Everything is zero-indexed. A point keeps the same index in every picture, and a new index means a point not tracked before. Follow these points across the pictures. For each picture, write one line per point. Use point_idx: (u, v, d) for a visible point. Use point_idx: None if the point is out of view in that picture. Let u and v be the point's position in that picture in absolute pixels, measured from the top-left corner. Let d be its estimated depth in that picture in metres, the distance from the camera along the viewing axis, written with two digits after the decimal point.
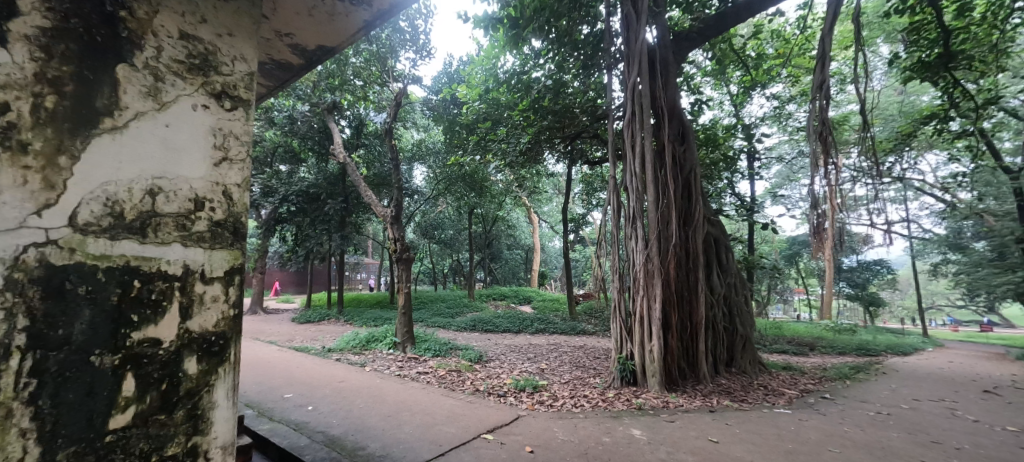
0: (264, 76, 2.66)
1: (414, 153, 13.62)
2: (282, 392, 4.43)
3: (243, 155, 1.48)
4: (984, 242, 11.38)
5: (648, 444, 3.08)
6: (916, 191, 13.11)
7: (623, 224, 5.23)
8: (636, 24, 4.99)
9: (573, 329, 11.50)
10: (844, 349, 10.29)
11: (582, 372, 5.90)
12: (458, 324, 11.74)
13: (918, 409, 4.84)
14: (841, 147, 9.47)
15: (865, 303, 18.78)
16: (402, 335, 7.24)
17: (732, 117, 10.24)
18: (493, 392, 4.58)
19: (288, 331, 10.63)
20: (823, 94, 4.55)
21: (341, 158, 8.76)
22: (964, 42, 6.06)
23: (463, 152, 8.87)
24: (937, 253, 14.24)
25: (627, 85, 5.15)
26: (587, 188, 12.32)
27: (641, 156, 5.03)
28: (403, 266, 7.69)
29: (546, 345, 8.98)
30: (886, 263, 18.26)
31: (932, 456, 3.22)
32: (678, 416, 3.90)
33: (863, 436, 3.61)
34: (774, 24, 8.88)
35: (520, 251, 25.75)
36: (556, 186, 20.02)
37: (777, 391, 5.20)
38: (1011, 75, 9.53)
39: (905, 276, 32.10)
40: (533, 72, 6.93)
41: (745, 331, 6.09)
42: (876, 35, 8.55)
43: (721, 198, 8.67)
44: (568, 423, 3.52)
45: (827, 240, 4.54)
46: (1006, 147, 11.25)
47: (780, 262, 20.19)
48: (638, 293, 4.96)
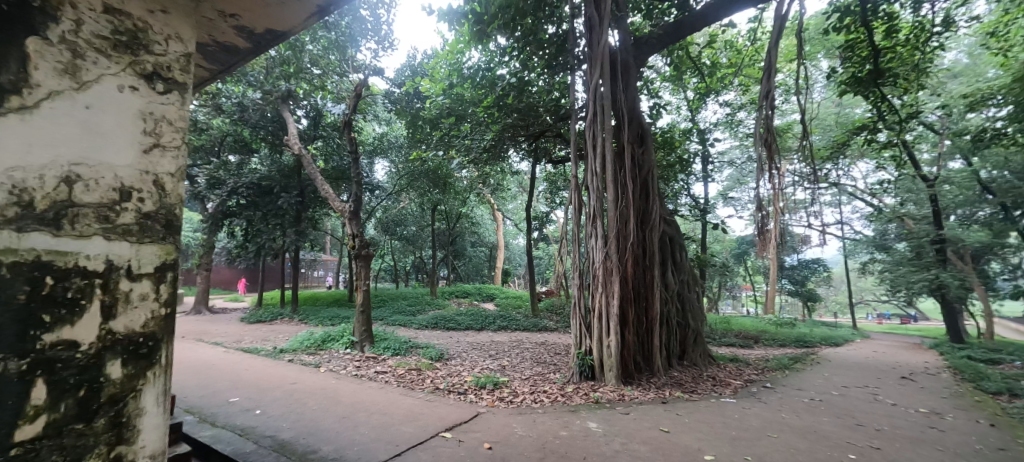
0: (207, 59, 2.48)
1: (375, 147, 13.24)
2: (227, 396, 4.18)
3: (178, 141, 1.39)
4: (905, 244, 12.66)
5: (603, 436, 3.17)
6: (849, 196, 14.28)
7: (584, 223, 5.32)
8: (600, 26, 5.10)
9: (535, 326, 11.61)
10: (784, 342, 11.04)
11: (542, 368, 5.98)
12: (420, 322, 11.56)
13: (846, 395, 5.28)
14: (784, 154, 10.12)
15: (803, 299, 20.31)
16: (359, 334, 7.05)
17: (688, 122, 10.68)
18: (453, 390, 4.54)
19: (236, 331, 10.03)
20: (768, 103, 4.86)
21: (295, 149, 8.34)
22: (891, 60, 6.66)
23: (426, 147, 8.72)
24: (865, 253, 15.61)
25: (589, 86, 5.24)
26: (550, 187, 12.48)
27: (602, 155, 5.14)
28: (361, 263, 7.42)
29: (508, 342, 9.01)
30: (823, 262, 19.83)
31: (857, 438, 3.53)
32: (633, 408, 4.04)
33: (799, 421, 3.90)
34: (727, 35, 9.32)
35: (484, 249, 25.65)
36: (521, 184, 20.13)
37: (723, 382, 5.52)
38: (930, 92, 10.55)
39: (839, 275, 34.87)
40: (498, 69, 6.92)
41: (697, 326, 6.39)
42: (817, 51, 9.20)
43: (677, 200, 9.03)
44: (527, 419, 3.56)
45: (771, 241, 4.84)
46: (924, 158, 12.47)
47: (731, 261, 21.42)
48: (597, 290, 5.08)
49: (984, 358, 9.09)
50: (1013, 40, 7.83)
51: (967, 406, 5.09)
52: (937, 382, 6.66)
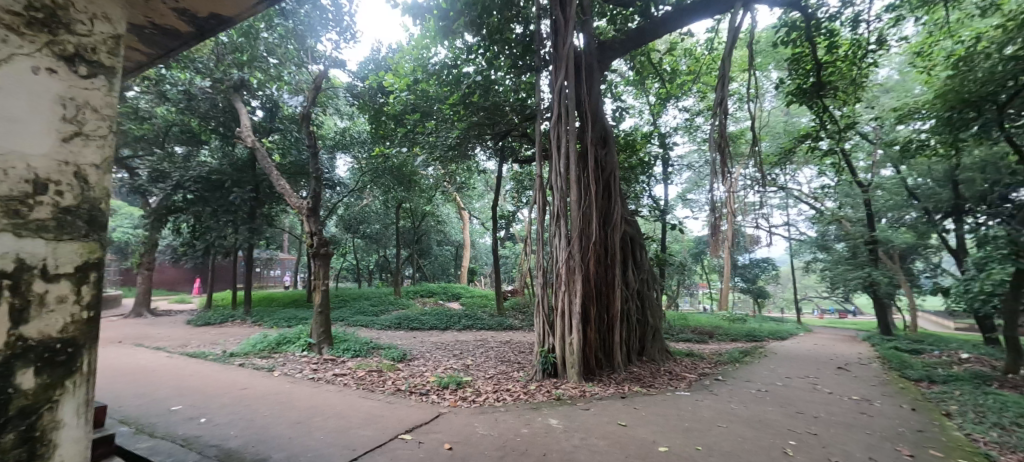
0: (143, 42, 2.31)
1: (337, 142, 12.80)
2: (168, 404, 3.90)
3: (103, 130, 1.30)
4: (842, 244, 13.75)
5: (564, 432, 3.22)
6: (795, 200, 15.26)
7: (548, 222, 5.38)
8: (565, 29, 5.17)
9: (500, 325, 11.62)
10: (736, 336, 11.64)
11: (506, 366, 6.01)
12: (382, 322, 11.27)
13: (790, 385, 5.65)
14: (737, 159, 10.67)
15: (754, 296, 21.54)
16: (317, 335, 6.83)
17: (650, 125, 11.04)
18: (415, 391, 4.47)
19: (181, 334, 9.38)
20: (723, 110, 5.10)
21: (248, 142, 7.90)
22: (832, 74, 7.15)
23: (390, 143, 8.51)
24: (809, 252, 16.79)
25: (555, 87, 5.30)
26: (517, 186, 12.52)
27: (566, 156, 5.22)
28: (319, 262, 7.15)
29: (473, 341, 8.97)
30: (771, 261, 21.11)
31: (797, 425, 3.79)
32: (593, 403, 4.14)
33: (746, 411, 4.13)
34: (686, 43, 9.71)
35: (450, 248, 25.40)
36: (488, 183, 20.10)
37: (679, 375, 5.77)
38: (866, 105, 11.46)
39: (786, 273, 37.25)
40: (464, 67, 6.83)
41: (656, 322, 6.62)
42: (768, 62, 9.76)
43: (639, 201, 9.32)
44: (489, 418, 3.56)
45: (723, 241, 5.10)
46: (860, 166, 13.53)
47: (689, 260, 22.39)
48: (560, 289, 5.15)
49: (908, 348, 9.99)
50: (934, 60, 8.63)
51: (893, 393, 5.57)
52: (868, 372, 7.25)
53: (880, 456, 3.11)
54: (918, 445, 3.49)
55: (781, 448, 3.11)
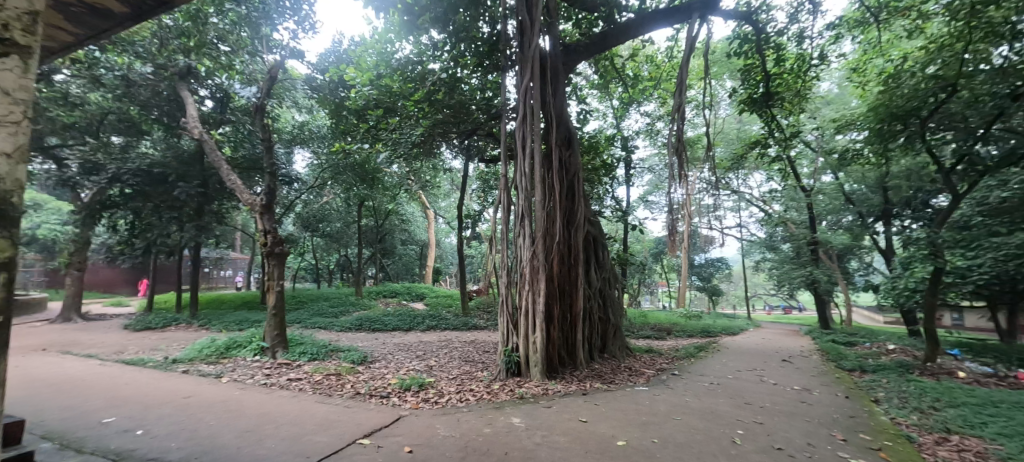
0: (70, 22, 2.16)
1: (294, 136, 12.28)
2: (99, 417, 3.58)
3: (16, 115, 1.18)
4: (788, 244, 14.81)
5: (526, 430, 3.25)
6: (746, 203, 16.16)
7: (513, 222, 5.40)
8: (531, 30, 5.22)
9: (464, 325, 11.56)
10: (692, 333, 12.19)
11: (470, 366, 5.98)
12: (342, 324, 10.91)
13: (739, 378, 5.98)
14: (694, 163, 11.16)
15: (709, 294, 22.64)
16: (271, 338, 6.52)
17: (613, 128, 11.33)
18: (375, 394, 4.36)
19: (116, 340, 8.66)
20: (680, 116, 5.31)
21: (195, 133, 7.39)
22: (779, 85, 7.60)
23: (351, 139, 8.22)
24: (758, 253, 17.88)
25: (520, 88, 5.33)
26: (483, 185, 12.48)
27: (530, 156, 5.26)
28: (274, 262, 6.82)
29: (436, 342, 8.85)
30: (725, 261, 22.26)
31: (745, 415, 4.01)
32: (555, 401, 4.20)
33: (699, 403, 4.33)
34: (647, 50, 10.05)
35: (414, 247, 24.93)
36: (453, 181, 19.91)
37: (638, 371, 5.96)
38: (809, 115, 12.34)
39: (739, 272, 39.44)
40: (429, 64, 6.77)
41: (617, 320, 6.82)
42: (722, 72, 10.29)
43: (602, 202, 9.55)
44: (451, 419, 3.52)
45: (680, 241, 5.31)
46: (804, 172, 14.52)
47: (649, 259, 23.19)
48: (524, 288, 5.17)
49: (844, 341, 10.84)
50: (868, 76, 9.35)
51: (830, 382, 6.03)
52: (808, 363, 7.81)
53: (817, 441, 3.36)
54: (850, 429, 3.79)
55: (730, 438, 3.28)
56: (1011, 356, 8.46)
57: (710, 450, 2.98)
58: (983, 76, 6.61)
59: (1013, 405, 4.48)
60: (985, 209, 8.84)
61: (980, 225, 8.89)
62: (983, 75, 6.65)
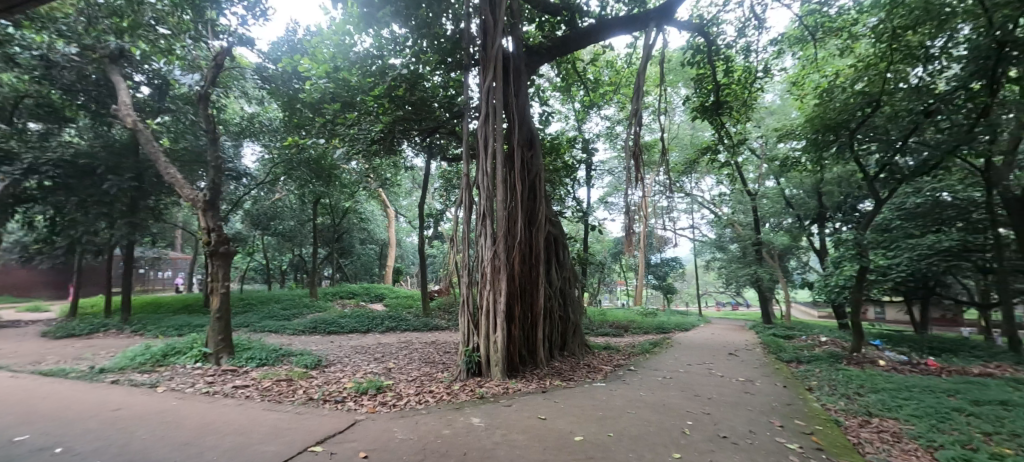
0: None
1: (243, 128, 11.59)
2: (8, 435, 3.19)
3: None
4: (735, 245, 15.78)
5: (485, 430, 3.25)
6: (699, 205, 17.02)
7: (474, 222, 5.36)
8: (494, 30, 5.24)
9: (425, 325, 11.38)
10: (648, 329, 12.68)
11: (430, 368, 5.90)
12: (295, 326, 10.42)
13: (690, 371, 6.30)
14: (651, 167, 11.61)
15: (663, 292, 23.66)
16: (214, 343, 6.13)
17: (574, 130, 11.56)
18: (329, 400, 4.20)
19: (31, 349, 7.78)
20: (637, 120, 5.50)
21: (127, 121, 6.78)
22: (727, 95, 8.04)
23: (305, 133, 7.85)
24: (709, 252, 18.91)
25: (482, 87, 5.33)
26: (445, 184, 12.33)
27: (492, 155, 5.27)
28: (218, 262, 6.39)
29: (395, 344, 8.66)
30: (679, 260, 23.33)
31: (694, 406, 4.23)
32: (515, 400, 4.23)
33: (652, 397, 4.51)
34: (608, 55, 10.33)
35: (374, 246, 24.22)
36: (415, 179, 19.54)
37: (596, 368, 6.12)
38: (755, 124, 13.15)
39: (691, 271, 41.49)
40: (390, 58, 6.58)
41: (576, 319, 6.97)
42: (676, 80, 10.79)
43: (564, 203, 9.71)
44: (409, 422, 3.45)
45: (636, 241, 5.51)
46: (750, 177, 15.49)
47: (608, 258, 23.90)
48: (485, 288, 5.16)
49: (783, 335, 11.68)
50: (806, 90, 10.12)
51: (770, 373, 6.48)
52: (752, 356, 8.34)
53: (757, 428, 3.60)
54: (787, 416, 4.09)
55: (680, 429, 3.45)
56: (922, 346, 9.45)
57: (661, 442, 3.11)
58: (903, 94, 7.33)
59: (921, 389, 5.01)
60: (903, 213, 9.84)
61: (898, 228, 9.88)
62: (902, 93, 7.37)
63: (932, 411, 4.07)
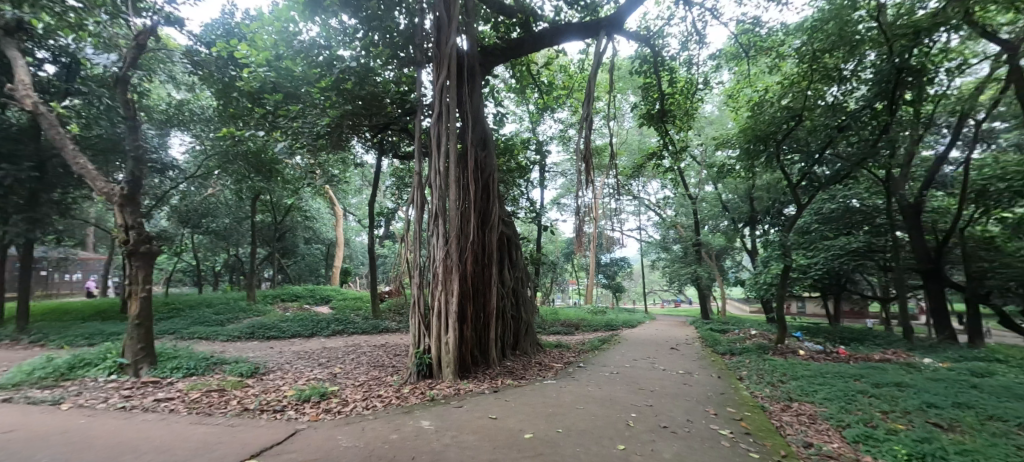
0: None
1: (170, 116, 10.58)
2: None
3: None
4: (678, 245, 16.76)
5: (435, 433, 3.20)
6: (645, 208, 17.89)
7: (426, 221, 5.27)
8: (448, 27, 5.20)
9: (375, 328, 11.01)
10: (597, 327, 13.11)
11: (378, 371, 5.72)
12: (230, 332, 9.67)
13: (635, 366, 6.61)
14: (602, 170, 12.03)
15: (612, 291, 24.62)
16: (132, 353, 5.55)
17: (529, 132, 11.73)
18: (267, 409, 3.94)
19: None
20: (588, 124, 5.67)
21: (26, 103, 5.96)
22: (671, 103, 8.51)
23: (243, 125, 7.31)
24: (654, 253, 19.92)
25: (436, 85, 5.26)
26: (397, 183, 12.00)
27: (445, 154, 5.22)
28: (137, 262, 5.78)
29: (342, 347, 8.30)
30: (627, 260, 24.38)
31: (638, 399, 4.45)
32: (466, 400, 4.21)
33: (599, 392, 4.68)
34: (562, 59, 10.56)
35: (320, 246, 23.05)
36: (364, 176, 18.85)
37: (548, 366, 6.25)
38: (696, 132, 14.05)
39: (638, 270, 43.54)
40: (338, 50, 6.27)
41: (528, 318, 7.06)
42: (625, 88, 11.29)
43: (517, 203, 9.80)
44: (355, 428, 3.33)
45: (586, 242, 5.68)
46: (691, 182, 16.52)
47: (560, 259, 24.49)
48: (436, 288, 5.09)
49: (720, 329, 12.56)
50: (741, 102, 10.95)
51: (706, 365, 6.95)
52: (691, 349, 8.90)
53: (694, 417, 3.85)
54: (720, 404, 4.41)
55: (625, 421, 3.61)
56: (835, 336, 10.56)
57: (607, 434, 3.24)
58: (820, 110, 8.15)
59: (833, 374, 5.61)
60: (820, 218, 10.96)
61: (816, 230, 10.99)
62: (821, 109, 8.18)
63: (841, 394, 4.57)
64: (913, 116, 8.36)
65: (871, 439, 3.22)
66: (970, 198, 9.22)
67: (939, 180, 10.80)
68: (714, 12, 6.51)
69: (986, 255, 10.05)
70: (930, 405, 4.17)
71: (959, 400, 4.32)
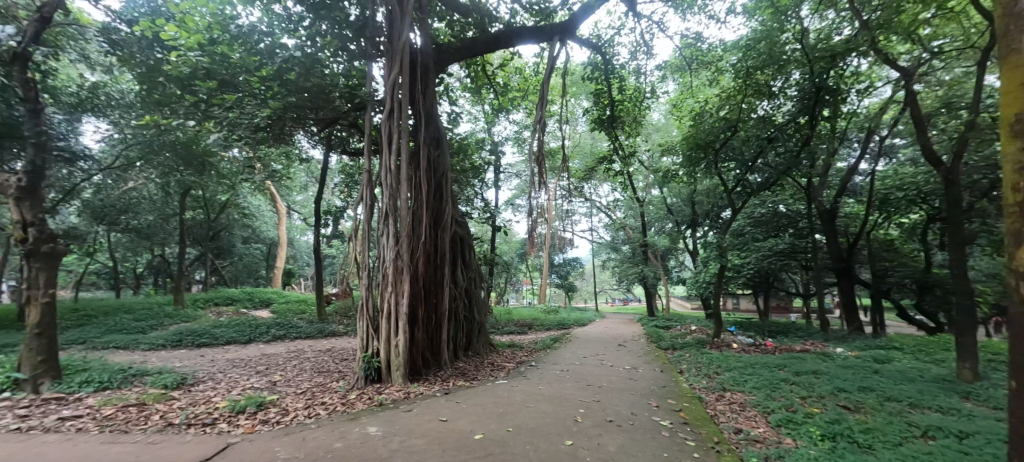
0: None
1: (82, 100, 9.43)
2: None
3: None
4: (627, 246, 17.48)
5: (382, 438, 3.11)
6: (597, 209, 18.49)
7: (376, 220, 5.11)
8: (400, 22, 5.09)
9: (320, 332, 10.49)
10: (550, 326, 13.35)
11: (323, 378, 5.46)
12: (153, 340, 8.80)
13: (585, 363, 6.81)
14: (556, 172, 12.29)
15: (565, 290, 25.21)
16: (30, 367, 4.88)
17: (484, 132, 11.71)
18: (195, 423, 3.63)
19: None
20: (541, 127, 5.74)
21: None
22: (621, 109, 8.86)
23: (171, 113, 6.68)
24: (604, 253, 20.62)
25: (388, 81, 5.12)
26: (346, 180, 11.51)
27: (397, 152, 5.10)
28: (38, 264, 5.09)
29: (283, 354, 7.83)
30: (579, 260, 25.06)
31: (587, 395, 4.59)
32: (416, 404, 4.13)
33: (549, 389, 4.78)
34: (517, 61, 10.64)
35: (260, 246, 21.59)
36: (311, 172, 17.90)
37: (500, 366, 6.28)
38: (644, 138, 14.73)
39: (590, 271, 44.89)
40: (281, 38, 5.91)
41: (481, 318, 7.04)
42: (578, 93, 11.61)
43: (471, 203, 9.74)
44: (295, 438, 3.16)
45: (539, 243, 5.76)
46: (639, 186, 17.30)
47: (515, 259, 24.72)
48: (386, 290, 4.95)
49: (664, 325, 13.24)
50: (684, 111, 11.62)
51: (651, 360, 7.31)
52: (637, 346, 9.31)
53: (638, 410, 4.03)
54: (662, 396, 4.66)
55: (573, 417, 3.71)
56: (764, 330, 11.51)
57: (556, 431, 3.31)
58: (753, 122, 8.85)
59: (761, 365, 6.12)
60: (752, 221, 11.89)
61: (749, 233, 11.92)
62: (753, 121, 8.89)
63: (768, 383, 4.99)
64: (829, 131, 9.31)
65: (791, 423, 3.55)
66: (875, 205, 10.43)
67: (851, 189, 12.10)
68: (661, 25, 6.86)
69: (887, 255, 11.43)
70: (841, 389, 4.66)
71: (863, 384, 4.88)
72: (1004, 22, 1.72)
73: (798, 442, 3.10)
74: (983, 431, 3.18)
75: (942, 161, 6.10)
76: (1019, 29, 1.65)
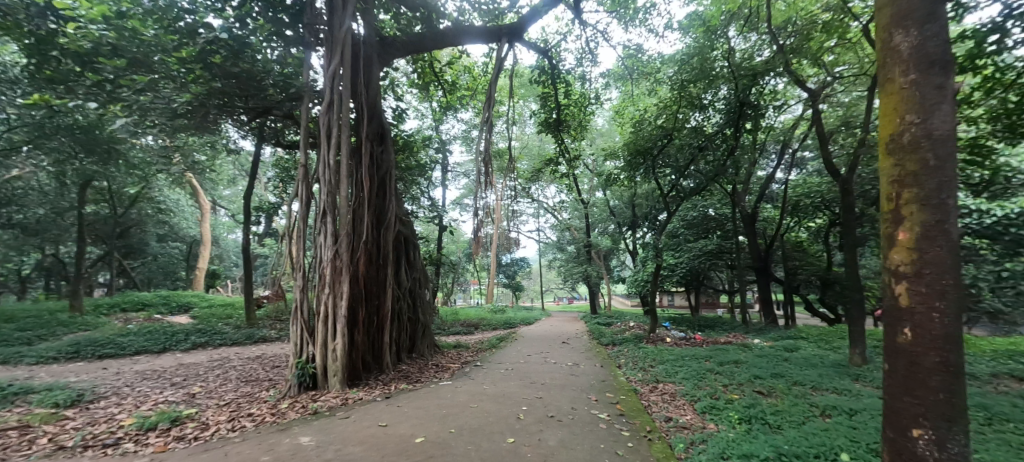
0: None
1: None
2: None
3: None
4: (572, 246, 18.00)
5: (316, 448, 2.96)
6: (544, 210, 18.85)
7: (313, 217, 4.84)
8: (342, 10, 4.88)
9: (248, 338, 9.70)
10: (496, 326, 13.40)
11: (251, 387, 5.06)
12: (40, 352, 7.62)
13: (529, 361, 6.93)
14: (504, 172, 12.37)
15: (512, 290, 25.45)
16: None
17: (431, 129, 11.50)
18: (93, 445, 3.21)
19: None
20: (489, 126, 5.73)
21: None
22: (567, 113, 9.11)
23: (67, 93, 5.84)
24: (551, 252, 21.08)
25: (328, 71, 4.88)
26: (281, 174, 10.74)
27: (337, 147, 4.86)
28: None
29: (204, 363, 7.14)
30: (526, 260, 25.39)
31: (530, 392, 4.67)
32: (354, 410, 3.96)
33: (494, 389, 4.80)
34: (466, 59, 10.55)
35: (179, 245, 19.53)
36: (240, 165, 16.48)
37: (444, 367, 6.20)
38: (588, 142, 15.27)
39: (538, 271, 45.71)
40: (205, 16, 5.38)
41: (426, 319, 6.92)
42: (526, 95, 11.77)
43: (417, 202, 9.52)
44: (216, 454, 2.91)
45: (486, 242, 5.74)
46: (584, 188, 17.91)
47: (463, 259, 24.53)
48: (323, 291, 4.70)
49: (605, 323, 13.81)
50: (626, 118, 12.20)
51: (592, 356, 7.59)
52: (579, 343, 9.61)
53: (578, 404, 4.18)
54: (601, 390, 4.86)
55: (516, 414, 3.77)
56: (694, 325, 12.38)
57: (498, 430, 3.34)
58: (687, 131, 9.50)
59: (690, 357, 6.59)
60: (685, 223, 12.76)
61: (682, 234, 12.77)
62: (687, 131, 9.54)
63: (696, 373, 5.38)
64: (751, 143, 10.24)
65: (714, 409, 3.86)
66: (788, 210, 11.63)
67: (769, 195, 13.39)
68: (605, 34, 7.16)
69: (797, 255, 12.78)
70: (757, 376, 5.16)
71: (776, 371, 5.43)
72: (881, 54, 1.98)
73: (719, 426, 3.38)
74: (867, 408, 3.67)
75: (840, 173, 6.96)
76: (892, 60, 1.92)
